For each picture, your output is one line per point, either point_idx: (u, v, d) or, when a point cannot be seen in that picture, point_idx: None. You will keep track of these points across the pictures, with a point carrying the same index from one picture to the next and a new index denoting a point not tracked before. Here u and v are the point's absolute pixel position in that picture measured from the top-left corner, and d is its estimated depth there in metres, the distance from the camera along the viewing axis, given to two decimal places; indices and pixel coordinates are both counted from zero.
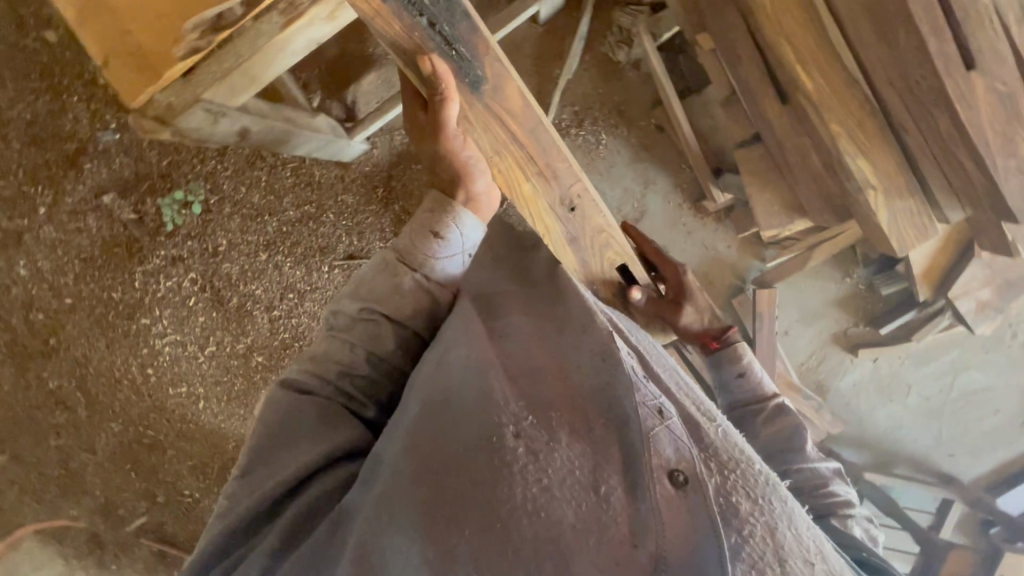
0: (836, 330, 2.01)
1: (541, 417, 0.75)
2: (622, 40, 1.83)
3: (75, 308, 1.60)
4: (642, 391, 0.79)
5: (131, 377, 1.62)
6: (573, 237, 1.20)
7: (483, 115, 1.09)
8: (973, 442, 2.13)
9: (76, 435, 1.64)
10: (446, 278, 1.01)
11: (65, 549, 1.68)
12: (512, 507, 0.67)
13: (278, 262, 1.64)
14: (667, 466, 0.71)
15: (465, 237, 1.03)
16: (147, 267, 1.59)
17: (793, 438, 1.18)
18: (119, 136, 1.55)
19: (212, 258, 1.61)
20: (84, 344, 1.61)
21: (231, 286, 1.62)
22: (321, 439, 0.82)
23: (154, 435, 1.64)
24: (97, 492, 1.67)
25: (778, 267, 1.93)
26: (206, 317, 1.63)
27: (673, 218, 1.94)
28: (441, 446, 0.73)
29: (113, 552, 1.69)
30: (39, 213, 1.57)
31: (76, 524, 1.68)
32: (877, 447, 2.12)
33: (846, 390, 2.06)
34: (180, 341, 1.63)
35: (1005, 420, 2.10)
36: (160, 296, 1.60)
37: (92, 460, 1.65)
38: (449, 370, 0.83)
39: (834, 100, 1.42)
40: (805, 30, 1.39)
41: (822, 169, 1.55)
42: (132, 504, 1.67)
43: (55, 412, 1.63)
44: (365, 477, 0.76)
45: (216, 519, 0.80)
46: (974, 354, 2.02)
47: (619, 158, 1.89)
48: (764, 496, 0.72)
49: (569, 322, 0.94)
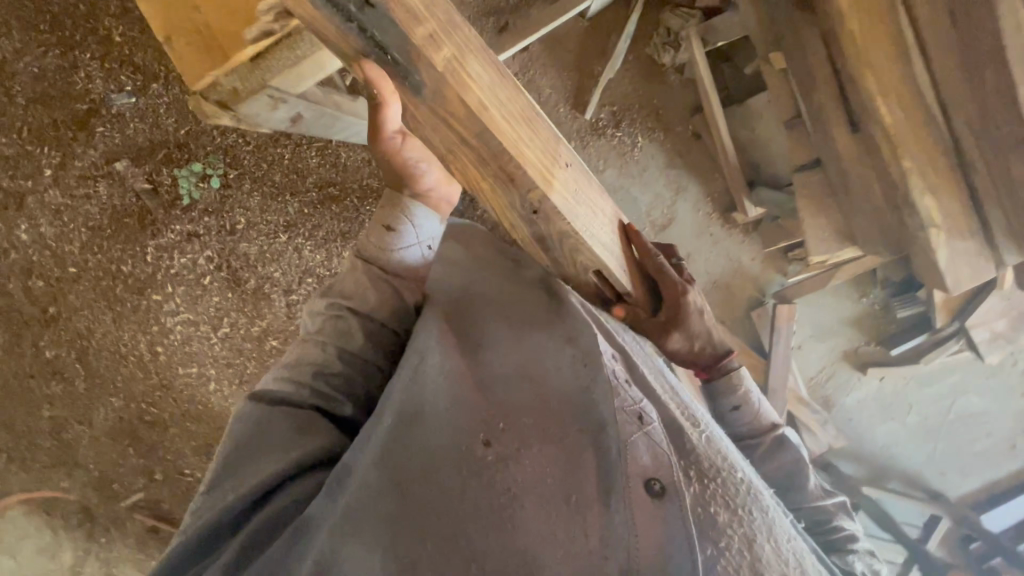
0: (847, 348, 2.14)
1: (511, 426, 0.83)
2: (668, 43, 1.86)
3: (80, 277, 1.56)
4: (623, 396, 0.88)
5: (139, 354, 1.60)
6: (540, 237, 0.95)
7: (435, 119, 0.82)
8: (964, 462, 2.25)
9: (72, 406, 1.61)
10: (406, 266, 1.08)
11: (54, 520, 1.66)
12: (480, 516, 0.74)
13: (298, 244, 1.61)
14: (644, 474, 0.79)
15: (423, 229, 1.06)
16: (160, 241, 1.55)
17: (794, 475, 1.23)
18: (134, 100, 1.50)
19: (230, 237, 1.57)
20: (87, 317, 1.58)
21: (249, 266, 1.60)
22: (293, 443, 0.85)
23: (157, 413, 1.62)
24: (90, 465, 1.65)
25: (799, 283, 2.07)
26: (221, 297, 1.60)
27: (701, 226, 2.06)
28: (415, 455, 0.79)
29: (104, 525, 1.68)
30: (45, 175, 1.52)
31: (66, 495, 1.65)
32: (870, 463, 2.24)
33: (850, 404, 2.19)
34: (192, 320, 1.60)
35: (996, 443, 2.22)
36: (174, 273, 1.58)
37: (87, 432, 1.62)
38: (426, 379, 0.88)
39: (910, 134, 1.40)
40: (881, 44, 1.37)
41: (885, 204, 1.57)
42: (129, 479, 1.65)
43: (50, 382, 1.59)
44: (331, 488, 0.77)
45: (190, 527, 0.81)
46: (974, 379, 2.14)
47: (652, 162, 1.95)
48: (743, 506, 0.82)
49: (556, 330, 1.02)
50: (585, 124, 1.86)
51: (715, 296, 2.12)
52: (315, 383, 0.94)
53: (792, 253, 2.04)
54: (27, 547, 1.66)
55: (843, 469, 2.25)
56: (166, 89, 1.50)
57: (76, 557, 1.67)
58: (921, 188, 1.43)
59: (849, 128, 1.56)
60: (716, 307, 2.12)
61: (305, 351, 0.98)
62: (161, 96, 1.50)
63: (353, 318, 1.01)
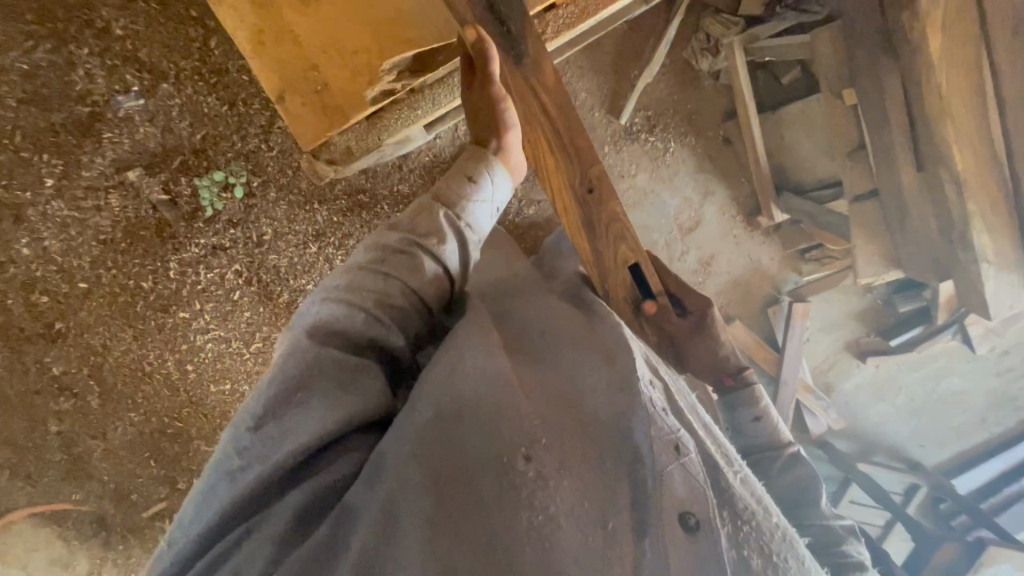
0: (849, 339, 2.29)
1: (554, 439, 0.69)
2: (707, 48, 1.81)
3: (91, 293, 1.52)
4: (659, 423, 0.74)
5: (166, 372, 1.59)
6: (590, 222, 1.07)
7: (525, 87, 1.03)
8: (940, 436, 2.53)
9: (85, 422, 1.58)
10: (476, 222, 0.92)
11: (65, 531, 1.64)
12: (514, 538, 0.61)
13: (328, 255, 1.58)
14: (678, 506, 0.68)
15: (496, 192, 0.96)
16: (183, 256, 1.53)
17: (808, 491, 1.15)
18: (142, 102, 1.43)
19: (257, 249, 1.55)
20: (102, 334, 1.55)
21: (280, 280, 1.58)
22: (341, 401, 0.70)
23: (181, 426, 1.63)
24: (106, 477, 1.62)
25: (812, 282, 2.16)
26: (253, 312, 1.60)
27: (726, 228, 2.04)
28: (451, 463, 0.65)
29: (121, 534, 1.66)
30: (46, 186, 1.45)
31: (78, 508, 1.63)
32: (859, 437, 2.48)
33: (849, 389, 2.39)
34: (225, 337, 1.60)
35: (969, 419, 2.51)
36: (202, 289, 1.56)
37: (101, 447, 1.60)
38: (465, 374, 0.74)
39: (975, 176, 1.49)
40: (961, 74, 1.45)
41: (937, 236, 1.62)
42: (149, 490, 1.65)
43: (58, 399, 1.56)
44: (368, 474, 0.65)
45: (211, 479, 0.66)
46: (956, 365, 2.38)
47: (683, 168, 1.92)
48: (779, 554, 0.71)
49: (590, 346, 0.89)
50: (619, 129, 1.80)
51: (735, 294, 2.14)
52: (382, 318, 0.79)
53: (810, 253, 2.10)
54: (37, 559, 1.65)
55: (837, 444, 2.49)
56: (177, 89, 1.43)
57: (92, 564, 1.67)
58: (980, 228, 1.52)
59: (914, 168, 1.60)
60: (735, 304, 2.15)
61: (364, 280, 0.81)
62: (172, 97, 1.44)
63: (427, 254, 0.85)
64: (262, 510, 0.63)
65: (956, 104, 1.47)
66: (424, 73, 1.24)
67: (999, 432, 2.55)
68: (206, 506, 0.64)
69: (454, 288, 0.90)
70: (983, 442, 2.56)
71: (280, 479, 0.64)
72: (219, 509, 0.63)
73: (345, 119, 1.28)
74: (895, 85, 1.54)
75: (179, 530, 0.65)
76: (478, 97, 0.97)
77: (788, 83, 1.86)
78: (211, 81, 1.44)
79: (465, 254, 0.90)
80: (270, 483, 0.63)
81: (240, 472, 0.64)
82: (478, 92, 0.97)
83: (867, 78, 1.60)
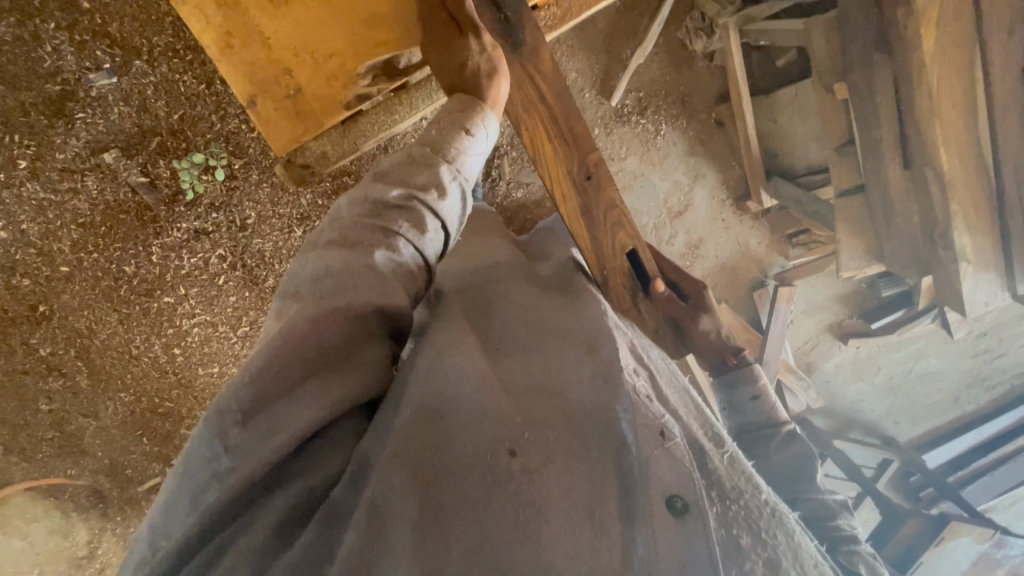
0: (832, 321, 2.40)
1: (538, 434, 0.69)
2: (702, 27, 1.86)
3: (74, 277, 1.52)
4: (644, 410, 0.75)
5: (154, 356, 1.62)
6: (587, 209, 1.04)
7: (521, 76, 0.99)
8: (916, 413, 2.64)
9: (77, 401, 1.61)
10: (472, 171, 0.89)
11: (63, 504, 1.68)
12: (503, 532, 0.60)
13: (313, 239, 1.61)
14: (665, 490, 0.68)
15: (487, 141, 0.92)
16: (165, 241, 1.53)
17: (804, 467, 1.19)
18: (114, 80, 1.39)
19: (241, 233, 1.57)
20: (86, 316, 1.56)
21: (266, 265, 1.61)
22: (339, 383, 0.64)
23: (172, 405, 1.66)
24: (99, 454, 1.66)
25: (797, 267, 2.27)
26: (238, 296, 1.62)
27: (715, 211, 2.13)
28: (436, 461, 0.64)
29: (117, 506, 1.72)
30: (20, 168, 1.41)
31: (73, 482, 1.67)
32: (838, 415, 2.59)
33: (829, 368, 2.50)
34: (209, 321, 1.62)
35: (944, 397, 2.62)
36: (185, 274, 1.57)
37: (93, 424, 1.63)
38: (448, 373, 0.72)
39: (961, 179, 1.48)
40: (955, 77, 1.42)
41: (919, 232, 1.63)
42: (143, 465, 1.69)
43: (48, 378, 1.57)
44: (354, 476, 0.63)
45: (186, 478, 0.59)
46: (936, 345, 2.52)
47: (674, 150, 1.98)
48: (767, 531, 0.71)
49: (572, 337, 0.86)
50: (610, 111, 1.83)
51: (723, 277, 2.25)
52: (385, 282, 0.71)
53: (798, 238, 2.25)
54: (37, 529, 1.69)
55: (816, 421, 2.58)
56: (150, 66, 1.39)
57: (91, 534, 1.73)
58: (961, 228, 1.50)
59: (901, 164, 1.61)
60: (722, 287, 2.26)
61: (360, 237, 0.75)
62: (145, 74, 1.40)
63: (425, 208, 0.80)
64: (245, 515, 0.58)
65: (945, 107, 1.44)
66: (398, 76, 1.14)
67: (970, 412, 2.66)
68: (184, 512, 0.58)
69: (452, 244, 0.86)
70: (955, 420, 2.67)
71: (265, 478, 0.59)
72: (197, 515, 0.56)
73: (318, 125, 1.13)
74: (887, 80, 1.53)
75: (155, 537, 0.59)
76: (463, 48, 0.94)
77: (782, 66, 1.96)
78: (186, 58, 1.40)
79: (461, 207, 0.85)
80: (250, 486, 0.58)
81: (227, 474, 0.57)
82: (466, 43, 0.94)
83: (859, 72, 1.59)
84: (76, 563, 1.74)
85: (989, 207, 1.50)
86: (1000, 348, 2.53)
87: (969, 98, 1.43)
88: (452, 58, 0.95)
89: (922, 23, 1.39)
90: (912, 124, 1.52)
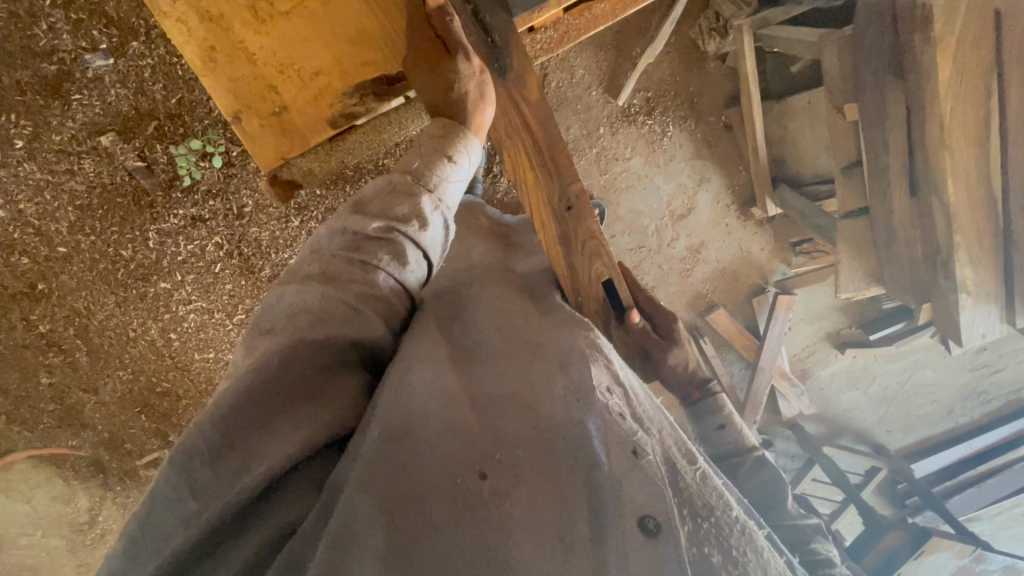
0: (830, 330, 2.46)
1: (508, 455, 0.68)
2: (715, 28, 1.93)
3: (71, 258, 1.65)
4: (616, 429, 0.73)
5: (152, 339, 1.77)
6: (565, 237, 1.06)
7: (505, 100, 1.02)
8: (909, 423, 2.65)
9: (75, 375, 1.77)
10: (453, 201, 0.87)
11: (64, 471, 1.89)
12: (467, 560, 0.59)
13: (310, 228, 1.74)
14: (638, 508, 0.65)
15: (468, 168, 0.92)
16: (160, 227, 1.65)
17: (773, 493, 1.20)
18: (111, 62, 1.45)
19: (237, 222, 1.69)
20: (85, 297, 1.70)
21: (261, 254, 1.74)
22: (314, 420, 0.67)
23: (168, 386, 1.83)
24: (99, 426, 1.84)
25: (799, 275, 2.35)
26: (234, 284, 1.76)
27: (718, 216, 2.23)
28: (397, 486, 0.63)
29: (117, 476, 1.92)
30: (16, 149, 1.51)
31: (75, 452, 1.86)
32: (830, 421, 2.63)
33: (824, 377, 2.55)
34: (205, 308, 1.77)
35: (939, 409, 2.62)
36: (183, 261, 1.70)
37: (95, 400, 1.81)
38: (414, 391, 0.72)
39: (967, 214, 1.46)
40: (974, 98, 1.35)
41: (922, 259, 1.65)
42: (142, 440, 1.88)
43: (47, 353, 1.73)
44: (324, 505, 0.63)
45: (148, 522, 0.59)
46: (932, 358, 2.53)
47: (680, 152, 2.10)
48: (738, 548, 0.69)
49: (545, 354, 0.84)
50: (616, 110, 1.96)
51: (722, 282, 2.34)
52: (363, 315, 0.74)
53: (800, 247, 2.29)
54: (39, 496, 1.91)
55: (806, 426, 2.65)
56: (148, 48, 1.46)
57: (92, 501, 1.94)
58: (964, 258, 1.51)
59: (907, 194, 1.59)
60: (721, 292, 2.36)
61: (339, 269, 0.76)
62: (143, 56, 1.47)
63: (407, 239, 0.80)
64: (215, 555, 0.60)
65: (955, 141, 1.40)
66: (386, 98, 1.16)
67: (963, 423, 2.65)
68: (143, 557, 0.58)
69: (434, 271, 0.87)
70: (949, 431, 2.66)
71: (230, 520, 0.60)
72: (159, 559, 0.58)
73: (303, 141, 1.18)
74: (899, 104, 1.47)
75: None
76: (453, 71, 0.93)
77: (797, 73, 1.99)
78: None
79: (444, 237, 0.85)
80: (213, 530, 0.59)
81: (195, 516, 0.58)
82: (456, 66, 0.93)
83: (871, 94, 1.53)
84: (78, 527, 1.97)
85: (993, 240, 1.48)
86: (999, 363, 2.54)
87: (983, 129, 1.37)
88: (439, 80, 0.93)
89: (938, 49, 1.32)
90: (921, 148, 1.49)
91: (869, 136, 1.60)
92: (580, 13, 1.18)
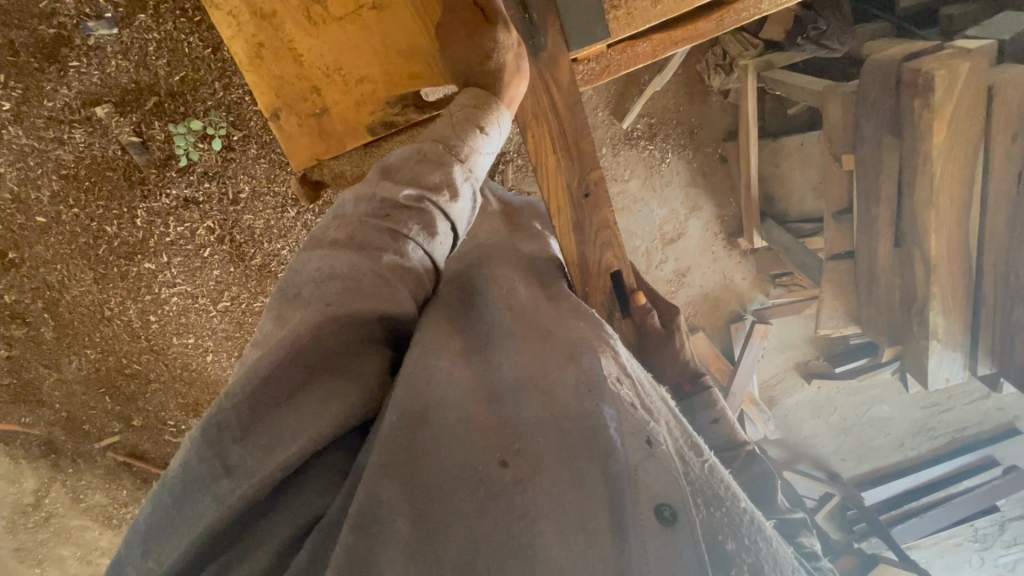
0: (799, 360, 2.60)
1: (527, 443, 0.70)
2: (722, 64, 1.98)
3: (48, 227, 1.77)
4: (629, 418, 0.73)
5: (130, 319, 1.91)
6: (579, 225, 1.14)
7: (541, 113, 1.08)
8: (862, 453, 2.78)
9: (39, 351, 1.92)
10: (480, 172, 0.93)
11: (13, 450, 2.05)
12: (497, 546, 0.63)
13: (306, 220, 1.83)
14: (654, 497, 0.67)
15: (496, 140, 0.97)
16: (149, 204, 1.77)
17: (764, 488, 1.26)
18: (113, 31, 1.55)
19: (231, 207, 1.80)
20: (59, 269, 1.82)
21: (253, 242, 1.85)
22: (338, 399, 0.70)
23: (138, 369, 1.98)
24: (54, 405, 2.00)
25: (776, 306, 2.44)
26: (222, 271, 1.88)
27: (706, 243, 2.33)
28: (427, 474, 0.67)
29: (70, 458, 2.09)
30: (5, 111, 1.61)
31: (29, 430, 2.03)
32: (791, 447, 2.77)
33: (790, 405, 2.70)
34: (188, 293, 1.90)
35: (892, 441, 2.76)
36: (170, 244, 1.82)
37: (56, 377, 1.96)
38: (433, 380, 0.74)
39: (945, 267, 1.57)
40: (959, 163, 1.47)
41: (898, 305, 1.73)
42: (104, 423, 2.05)
43: (12, 325, 1.88)
44: (351, 486, 0.67)
45: (183, 500, 0.64)
46: (889, 394, 2.69)
47: (675, 179, 2.19)
48: (750, 536, 0.71)
49: (554, 342, 0.84)
50: (620, 132, 2.06)
51: (703, 305, 2.46)
52: (389, 284, 0.76)
53: (780, 279, 2.40)
54: None
55: (768, 450, 2.77)
56: (155, 22, 1.55)
57: (39, 483, 2.10)
58: (938, 309, 1.61)
59: (891, 242, 1.67)
60: (701, 315, 2.47)
61: (368, 237, 0.79)
62: (149, 29, 1.56)
63: (437, 209, 0.83)
64: (245, 540, 0.65)
65: (942, 196, 1.50)
66: (426, 113, 1.26)
67: (912, 456, 2.78)
68: (178, 534, 0.64)
69: (458, 243, 0.90)
70: (899, 463, 2.80)
71: (259, 504, 0.65)
72: (192, 540, 0.62)
73: (340, 145, 1.29)
74: (892, 159, 1.57)
75: (150, 542, 0.65)
76: (493, 40, 0.98)
77: (793, 115, 2.12)
78: (194, 19, 1.56)
79: (471, 206, 0.89)
80: (244, 511, 0.64)
81: (227, 494, 0.63)
82: (495, 35, 0.98)
83: (869, 148, 1.63)
84: (23, 508, 2.13)
85: (965, 293, 1.61)
86: (948, 403, 2.69)
87: (967, 192, 1.50)
88: (477, 49, 0.99)
89: (935, 115, 1.40)
90: (906, 202, 1.58)
91: (862, 186, 1.70)
92: (623, 50, 1.22)
